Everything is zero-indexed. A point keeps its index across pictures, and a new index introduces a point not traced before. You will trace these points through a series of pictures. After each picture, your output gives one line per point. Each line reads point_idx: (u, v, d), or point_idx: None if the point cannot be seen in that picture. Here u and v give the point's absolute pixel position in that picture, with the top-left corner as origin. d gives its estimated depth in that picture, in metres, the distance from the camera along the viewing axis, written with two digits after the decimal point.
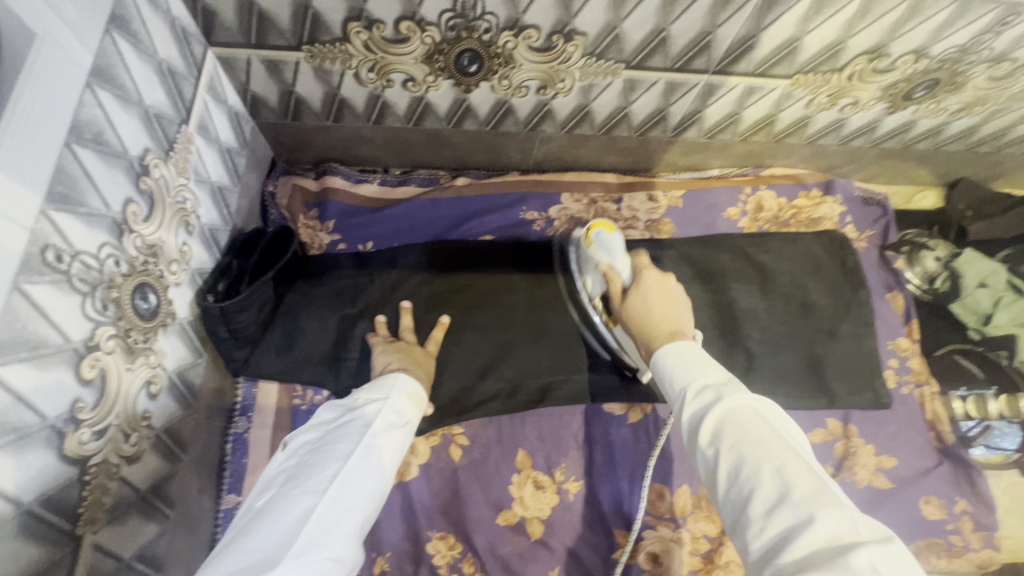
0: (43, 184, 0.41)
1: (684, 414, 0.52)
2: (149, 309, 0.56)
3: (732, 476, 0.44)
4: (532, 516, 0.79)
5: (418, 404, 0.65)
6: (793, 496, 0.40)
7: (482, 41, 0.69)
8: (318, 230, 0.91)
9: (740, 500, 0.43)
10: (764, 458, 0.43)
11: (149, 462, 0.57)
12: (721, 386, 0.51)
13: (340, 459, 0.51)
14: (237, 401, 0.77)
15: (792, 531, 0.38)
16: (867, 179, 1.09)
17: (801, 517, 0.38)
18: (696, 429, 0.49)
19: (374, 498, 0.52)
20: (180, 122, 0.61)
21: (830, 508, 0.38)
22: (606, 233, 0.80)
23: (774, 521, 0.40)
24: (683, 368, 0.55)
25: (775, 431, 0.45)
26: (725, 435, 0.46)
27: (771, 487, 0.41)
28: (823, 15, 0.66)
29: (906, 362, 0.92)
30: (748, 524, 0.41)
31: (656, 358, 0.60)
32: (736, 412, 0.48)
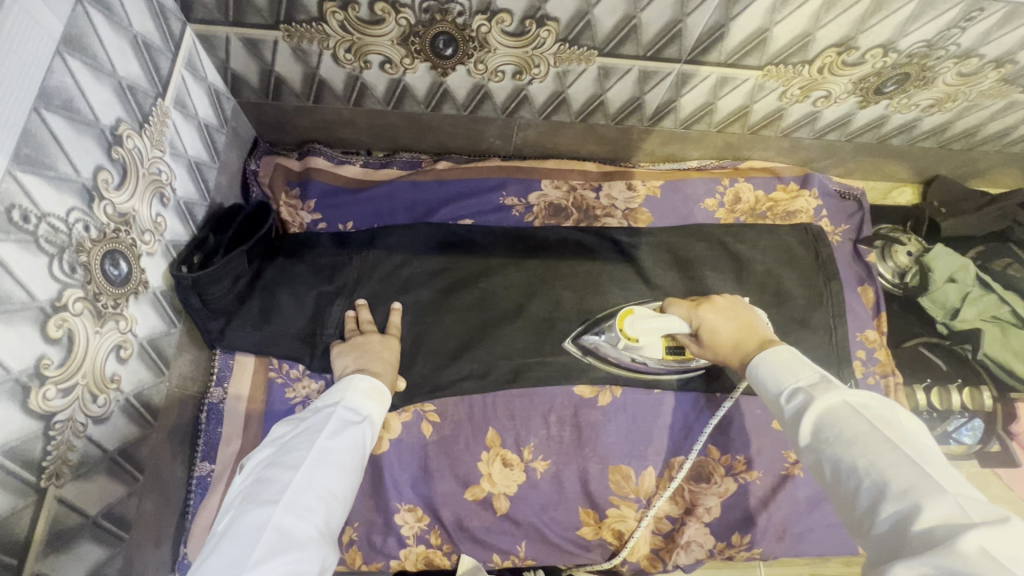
0: (10, 146, 0.43)
1: (787, 418, 0.54)
2: (119, 276, 0.57)
3: (837, 474, 0.46)
4: (499, 492, 0.81)
5: (380, 400, 0.66)
6: (897, 488, 0.41)
7: (456, 24, 0.70)
8: (299, 209, 0.93)
9: (851, 496, 0.44)
10: (863, 454, 0.44)
11: (117, 425, 0.58)
12: (815, 387, 0.52)
13: (291, 468, 0.52)
14: (214, 372, 0.79)
15: (903, 520, 0.39)
16: (845, 174, 1.11)
17: (908, 506, 0.39)
18: (800, 428, 0.51)
19: (338, 499, 0.53)
20: (156, 95, 0.63)
21: (936, 494, 0.39)
22: (636, 320, 0.78)
23: (881, 512, 0.41)
24: (772, 375, 0.57)
25: (871, 424, 0.46)
26: (827, 432, 0.48)
27: (874, 480, 0.42)
28: (790, 7, 0.68)
29: (873, 353, 0.93)
30: (861, 517, 0.43)
31: (750, 367, 0.61)
32: (835, 409, 0.49)
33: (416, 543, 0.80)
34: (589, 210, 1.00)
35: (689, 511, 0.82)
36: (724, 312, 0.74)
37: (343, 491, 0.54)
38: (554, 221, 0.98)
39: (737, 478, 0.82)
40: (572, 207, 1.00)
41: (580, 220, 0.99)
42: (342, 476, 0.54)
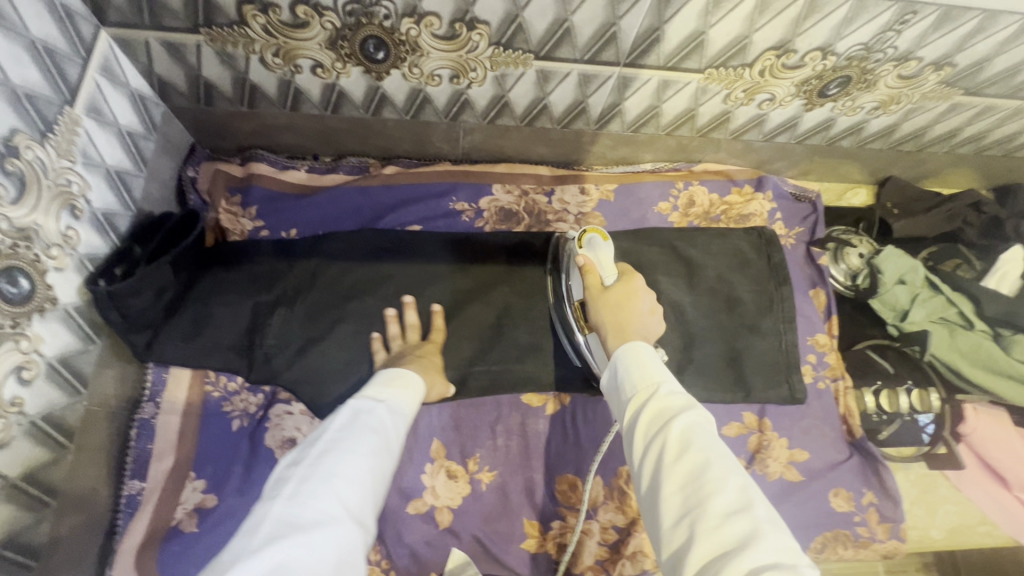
0: None
1: (645, 414, 0.50)
2: (19, 294, 0.55)
3: (688, 482, 0.44)
4: (442, 505, 0.80)
5: (406, 389, 0.64)
6: (751, 514, 0.40)
7: (384, 28, 0.68)
8: (241, 216, 0.90)
9: (693, 507, 0.42)
10: (713, 475, 0.43)
11: (18, 449, 0.56)
12: (686, 395, 0.50)
13: (370, 450, 0.52)
14: (146, 387, 0.76)
15: (745, 547, 0.38)
16: (800, 175, 1.10)
17: (748, 537, 0.39)
18: (658, 430, 0.48)
19: (355, 482, 0.49)
20: (61, 103, 0.60)
21: (771, 533, 0.39)
22: (598, 243, 0.75)
23: (725, 533, 0.40)
24: (639, 369, 0.53)
25: (722, 447, 0.45)
26: (690, 441, 0.45)
27: (729, 502, 0.41)
28: (723, 10, 0.67)
29: (823, 357, 0.93)
30: (700, 527, 0.41)
31: (619, 356, 0.56)
32: (707, 424, 0.47)
33: None
34: (541, 215, 0.98)
35: (636, 521, 0.81)
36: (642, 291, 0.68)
37: (363, 478, 0.50)
38: (504, 227, 0.97)
39: None
40: (524, 212, 0.98)
41: (531, 225, 0.98)
42: (358, 461, 0.50)
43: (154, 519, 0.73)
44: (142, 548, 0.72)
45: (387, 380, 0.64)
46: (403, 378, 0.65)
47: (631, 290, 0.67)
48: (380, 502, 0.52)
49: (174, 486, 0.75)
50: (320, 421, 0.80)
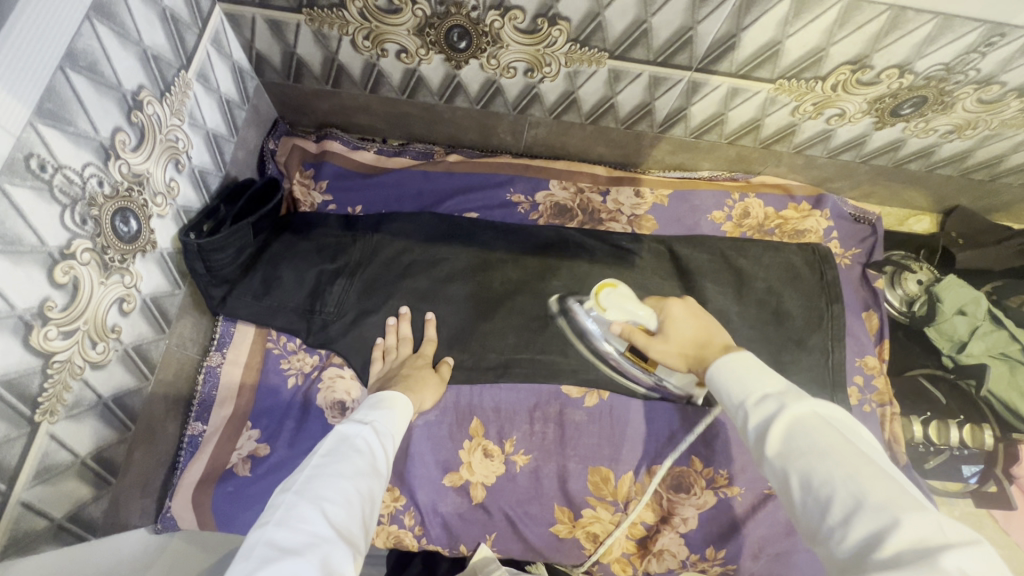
0: (33, 100, 0.46)
1: (750, 424, 0.51)
2: (129, 233, 0.61)
3: (806, 484, 0.44)
4: (476, 481, 0.81)
5: (392, 412, 0.65)
6: (870, 503, 0.39)
7: (470, 18, 0.72)
8: (311, 188, 0.96)
9: (819, 508, 0.42)
10: (836, 468, 0.42)
11: (114, 372, 0.61)
12: (783, 395, 0.50)
13: (354, 472, 0.52)
14: (215, 337, 0.82)
15: (877, 537, 0.37)
16: (860, 197, 1.08)
17: (883, 525, 0.37)
18: (764, 436, 0.49)
19: (343, 501, 0.49)
20: (179, 67, 0.66)
21: (911, 515, 0.37)
22: (614, 296, 0.72)
23: (856, 529, 0.39)
24: (730, 380, 0.55)
25: (835, 438, 0.44)
26: (795, 443, 0.46)
27: (847, 492, 0.41)
28: (803, 20, 0.67)
29: (871, 382, 0.91)
30: (831, 533, 0.40)
31: (713, 371, 0.58)
32: (806, 421, 0.47)
33: (391, 523, 0.79)
34: (595, 213, 1.00)
35: (664, 519, 0.81)
36: (691, 313, 0.67)
37: (349, 497, 0.50)
38: (558, 221, 0.99)
39: (717, 491, 0.82)
40: (578, 209, 1.00)
41: (585, 222, 0.99)
42: (344, 482, 0.51)
43: (213, 459, 0.78)
44: (200, 485, 0.76)
45: (373, 404, 0.66)
46: (390, 401, 0.67)
47: (677, 320, 0.67)
48: (369, 525, 0.52)
49: (232, 432, 0.80)
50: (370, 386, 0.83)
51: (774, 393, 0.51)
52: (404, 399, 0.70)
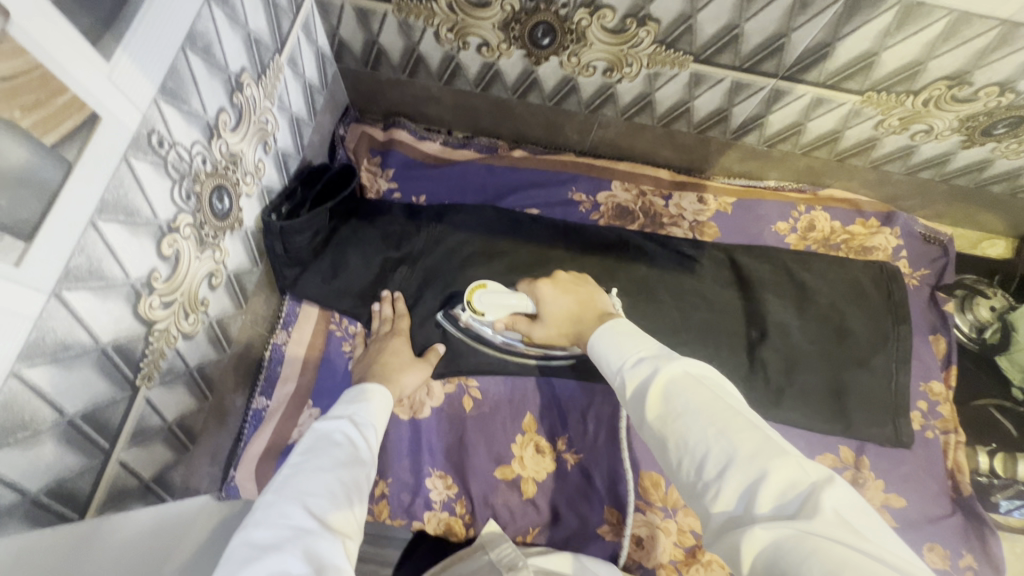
0: (158, 78, 0.48)
1: (626, 388, 0.52)
2: (223, 210, 0.63)
3: (680, 443, 0.45)
4: (528, 475, 0.82)
5: (373, 400, 0.65)
6: (740, 456, 0.41)
7: (558, 15, 0.72)
8: (378, 176, 0.97)
9: (693, 466, 0.44)
10: (708, 424, 0.44)
11: (200, 344, 0.64)
12: (656, 357, 0.52)
13: (333, 465, 0.53)
14: (282, 315, 0.84)
15: (751, 489, 0.40)
16: (931, 217, 1.05)
17: (755, 477, 0.40)
18: (641, 401, 0.49)
19: (324, 494, 0.49)
20: (274, 51, 0.68)
21: (778, 462, 0.40)
22: (486, 297, 0.75)
23: (728, 484, 0.41)
24: (610, 350, 0.56)
25: (710, 393, 0.46)
26: (672, 402, 0.47)
27: (718, 449, 0.42)
28: (905, 32, 0.65)
29: (935, 407, 0.88)
30: (706, 490, 0.42)
31: (595, 339, 0.59)
32: (678, 379, 0.48)
33: (442, 509, 0.80)
34: (656, 217, 0.99)
35: None
36: (561, 289, 0.71)
37: (331, 488, 0.50)
38: (618, 223, 0.98)
39: None
40: (640, 211, 0.99)
41: (646, 226, 0.98)
42: (324, 475, 0.51)
43: (275, 435, 0.80)
44: (262, 459, 0.78)
45: (353, 396, 0.66)
46: (369, 393, 0.67)
47: (552, 299, 0.71)
48: (362, 512, 0.53)
49: (293, 409, 0.82)
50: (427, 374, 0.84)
51: (649, 356, 0.53)
52: (386, 388, 0.69)
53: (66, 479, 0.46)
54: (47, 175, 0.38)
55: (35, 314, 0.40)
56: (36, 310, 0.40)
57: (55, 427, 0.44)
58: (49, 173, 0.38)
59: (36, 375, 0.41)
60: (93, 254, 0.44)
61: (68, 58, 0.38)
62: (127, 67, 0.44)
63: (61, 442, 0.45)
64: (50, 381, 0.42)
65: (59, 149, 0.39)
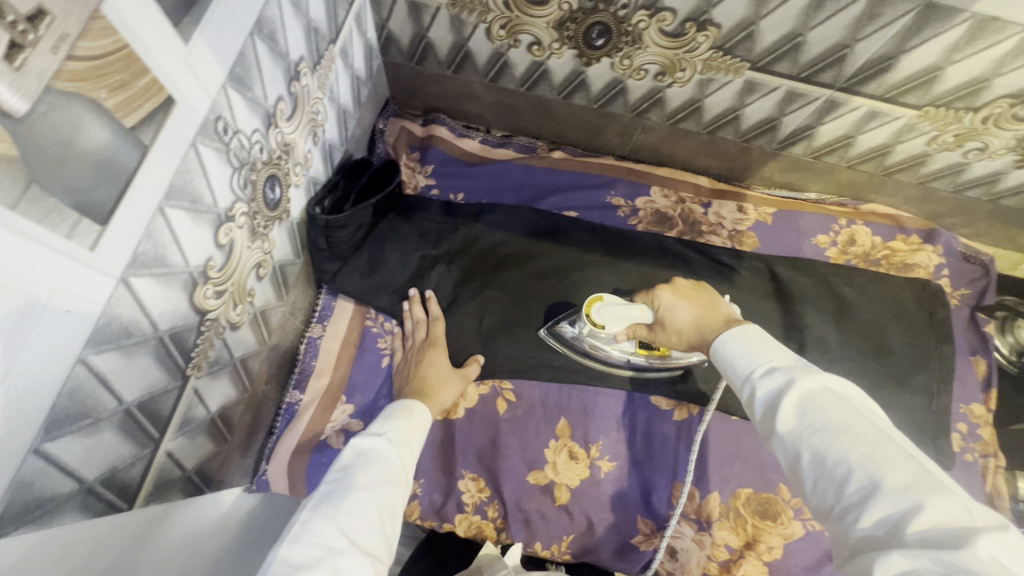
0: (228, 64, 0.47)
1: (754, 397, 0.48)
2: (274, 200, 0.62)
3: (818, 459, 0.42)
4: (561, 482, 0.80)
5: (411, 417, 0.61)
6: (889, 483, 0.37)
7: (616, 16, 0.71)
8: (417, 171, 0.96)
9: (832, 486, 0.40)
10: (851, 445, 0.40)
11: (244, 334, 0.63)
12: (792, 367, 0.48)
13: (370, 484, 0.48)
14: (317, 309, 0.84)
15: (898, 518, 0.36)
16: (971, 236, 1.03)
17: (904, 506, 0.36)
18: (771, 410, 0.46)
19: (365, 515, 0.45)
20: (330, 41, 0.67)
21: (934, 494, 0.35)
22: (605, 309, 0.72)
23: (874, 509, 0.37)
24: (738, 354, 0.52)
25: (853, 412, 0.42)
26: (808, 415, 0.43)
27: (863, 472, 0.39)
28: (974, 47, 0.64)
29: (976, 429, 0.86)
30: (845, 512, 0.39)
31: (720, 342, 0.55)
32: (817, 393, 0.44)
33: (474, 512, 0.80)
34: (695, 225, 0.98)
35: (749, 545, 0.77)
36: (681, 295, 0.67)
37: (367, 509, 0.46)
38: (657, 229, 0.96)
39: (806, 523, 0.77)
40: (678, 218, 0.98)
41: (684, 233, 0.97)
42: (363, 495, 0.47)
43: (309, 428, 0.78)
44: (296, 453, 0.77)
45: (390, 412, 0.62)
46: (409, 410, 0.63)
47: (673, 305, 0.67)
48: (391, 540, 0.48)
49: (326, 405, 0.80)
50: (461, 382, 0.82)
51: (783, 366, 0.49)
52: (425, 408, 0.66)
53: (118, 469, 0.45)
54: (125, 158, 0.37)
55: (104, 300, 0.39)
56: (105, 296, 0.39)
57: (113, 415, 0.43)
58: (128, 156, 0.37)
59: (100, 361, 0.40)
60: (159, 240, 0.43)
61: (152, 39, 0.37)
62: (202, 51, 0.43)
63: (119, 430, 0.44)
64: (112, 367, 0.41)
65: (137, 132, 0.38)
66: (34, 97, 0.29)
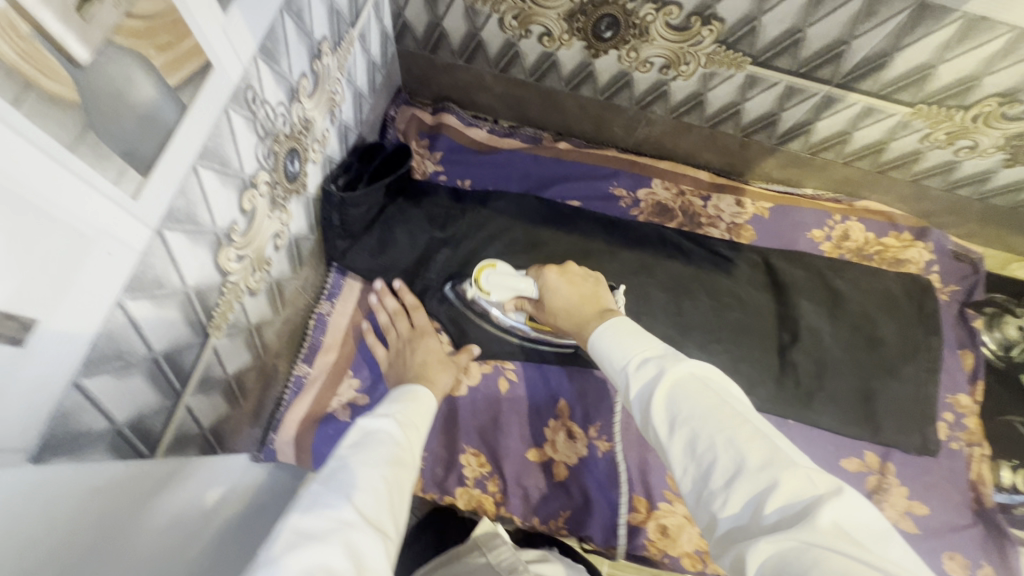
0: (260, 36, 0.50)
1: (631, 390, 0.51)
2: (293, 173, 0.64)
3: (688, 446, 0.45)
4: (559, 459, 0.83)
5: (418, 402, 0.62)
6: (751, 464, 0.41)
7: (625, 9, 0.74)
8: (426, 158, 0.98)
9: (699, 472, 0.43)
10: (716, 428, 0.43)
11: (260, 302, 0.65)
12: (662, 358, 0.51)
13: (378, 462, 0.49)
14: (327, 286, 0.86)
15: (758, 497, 0.39)
16: (962, 235, 1.06)
17: (762, 484, 0.40)
18: (647, 405, 0.49)
19: (370, 492, 0.46)
20: (350, 24, 0.70)
21: (785, 469, 0.40)
22: (493, 275, 0.79)
23: (738, 491, 0.40)
24: (612, 350, 0.55)
25: (716, 399, 0.46)
26: (680, 406, 0.46)
27: (729, 457, 0.42)
28: (965, 46, 0.67)
29: (962, 419, 0.89)
30: (710, 496, 0.42)
31: (595, 337, 0.58)
32: (684, 383, 0.48)
33: (474, 486, 0.81)
34: (695, 216, 1.00)
35: None
36: (565, 278, 0.72)
37: (376, 487, 0.47)
38: (658, 220, 0.99)
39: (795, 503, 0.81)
40: (678, 210, 1.01)
41: (684, 224, 1.00)
42: (369, 471, 0.47)
43: (316, 401, 0.81)
44: (301, 425, 0.79)
45: (396, 395, 0.63)
46: (415, 392, 0.64)
47: (560, 286, 0.72)
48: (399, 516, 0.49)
49: (332, 379, 0.83)
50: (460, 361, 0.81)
51: (654, 358, 0.52)
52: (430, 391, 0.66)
53: (144, 415, 0.48)
54: (167, 115, 0.40)
55: (141, 249, 0.41)
56: (142, 246, 0.41)
57: (143, 361, 0.45)
58: (169, 114, 0.40)
59: (134, 307, 0.42)
60: (191, 199, 0.46)
61: (196, 4, 0.40)
62: (238, 21, 0.45)
63: (146, 377, 0.46)
64: (144, 316, 0.44)
65: (178, 93, 0.41)
66: (95, 49, 0.32)
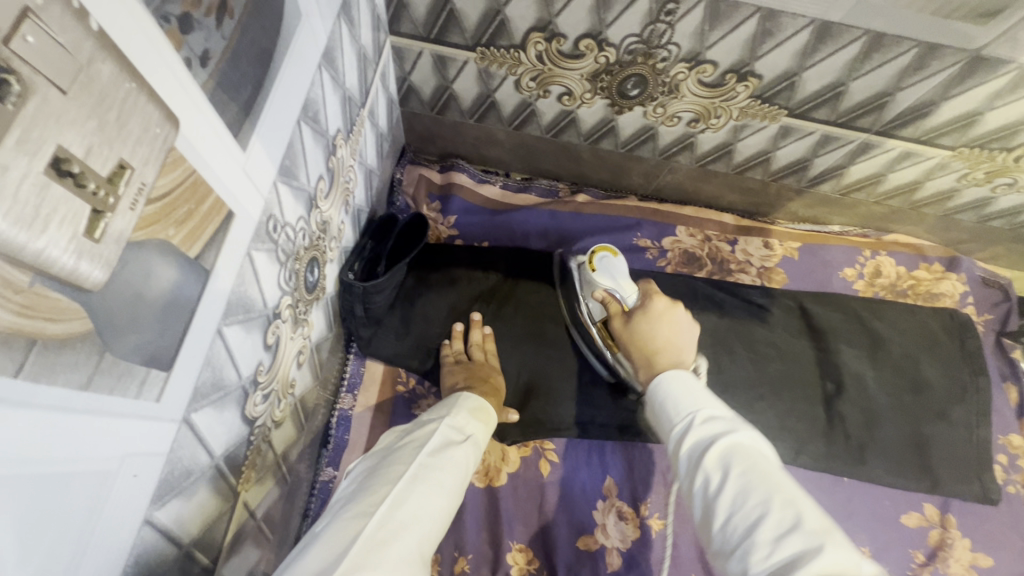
0: (278, 159, 0.43)
1: (685, 438, 0.47)
2: (313, 282, 0.57)
3: (736, 503, 0.41)
4: (612, 546, 0.76)
5: (488, 422, 0.62)
6: (806, 527, 0.37)
7: (654, 68, 0.68)
8: (439, 222, 0.92)
9: (744, 527, 0.39)
10: (776, 491, 0.40)
11: (286, 426, 0.59)
12: (728, 419, 0.47)
13: (444, 488, 0.50)
14: (346, 378, 0.79)
15: (803, 559, 0.35)
16: (987, 259, 1.04)
17: (815, 547, 0.35)
18: (699, 454, 0.45)
19: (436, 520, 0.47)
20: (361, 105, 0.63)
21: (843, 544, 0.36)
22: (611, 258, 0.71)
23: (784, 548, 0.36)
24: (672, 397, 0.51)
25: (780, 472, 0.42)
26: (734, 463, 0.42)
27: (782, 514, 0.38)
28: (1016, 95, 0.64)
29: (1016, 460, 0.87)
30: (753, 548, 0.38)
31: (659, 380, 0.53)
32: (747, 446, 0.44)
33: None
34: (724, 263, 0.96)
35: None
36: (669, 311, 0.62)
37: (436, 518, 0.47)
38: (687, 270, 0.94)
39: None
40: (706, 258, 0.96)
41: (713, 272, 0.95)
42: (438, 497, 0.48)
43: None
44: None
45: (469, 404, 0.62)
46: (485, 409, 0.63)
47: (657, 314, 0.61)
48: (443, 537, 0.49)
49: None
50: (502, 441, 0.80)
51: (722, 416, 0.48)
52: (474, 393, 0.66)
53: None
54: (190, 292, 0.33)
55: (167, 449, 0.34)
56: (167, 444, 0.34)
57: (174, 564, 0.38)
58: (192, 289, 0.33)
59: (161, 515, 0.35)
60: (217, 363, 0.39)
61: (214, 154, 0.33)
62: (257, 152, 0.39)
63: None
64: (173, 516, 0.37)
65: (200, 260, 0.34)
66: (111, 265, 0.25)
